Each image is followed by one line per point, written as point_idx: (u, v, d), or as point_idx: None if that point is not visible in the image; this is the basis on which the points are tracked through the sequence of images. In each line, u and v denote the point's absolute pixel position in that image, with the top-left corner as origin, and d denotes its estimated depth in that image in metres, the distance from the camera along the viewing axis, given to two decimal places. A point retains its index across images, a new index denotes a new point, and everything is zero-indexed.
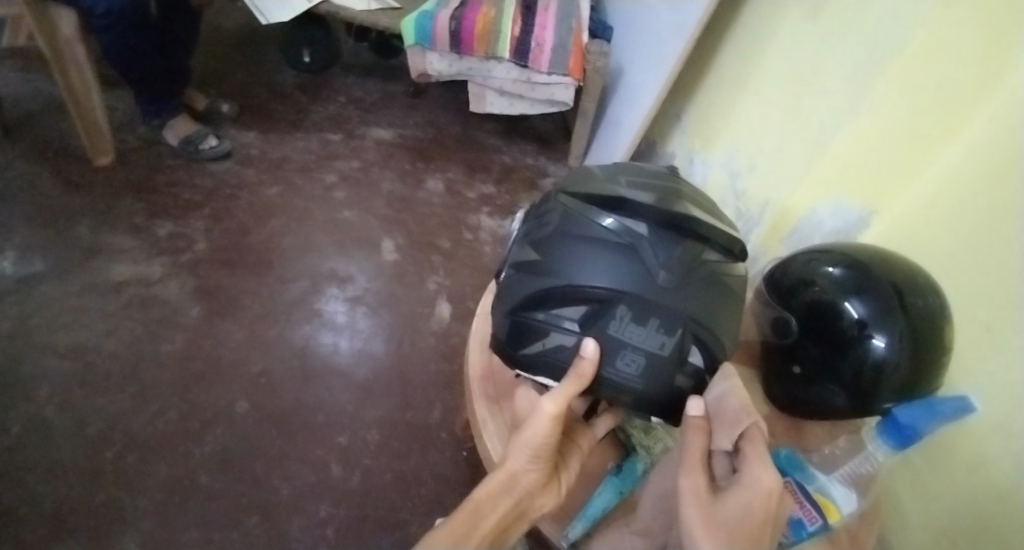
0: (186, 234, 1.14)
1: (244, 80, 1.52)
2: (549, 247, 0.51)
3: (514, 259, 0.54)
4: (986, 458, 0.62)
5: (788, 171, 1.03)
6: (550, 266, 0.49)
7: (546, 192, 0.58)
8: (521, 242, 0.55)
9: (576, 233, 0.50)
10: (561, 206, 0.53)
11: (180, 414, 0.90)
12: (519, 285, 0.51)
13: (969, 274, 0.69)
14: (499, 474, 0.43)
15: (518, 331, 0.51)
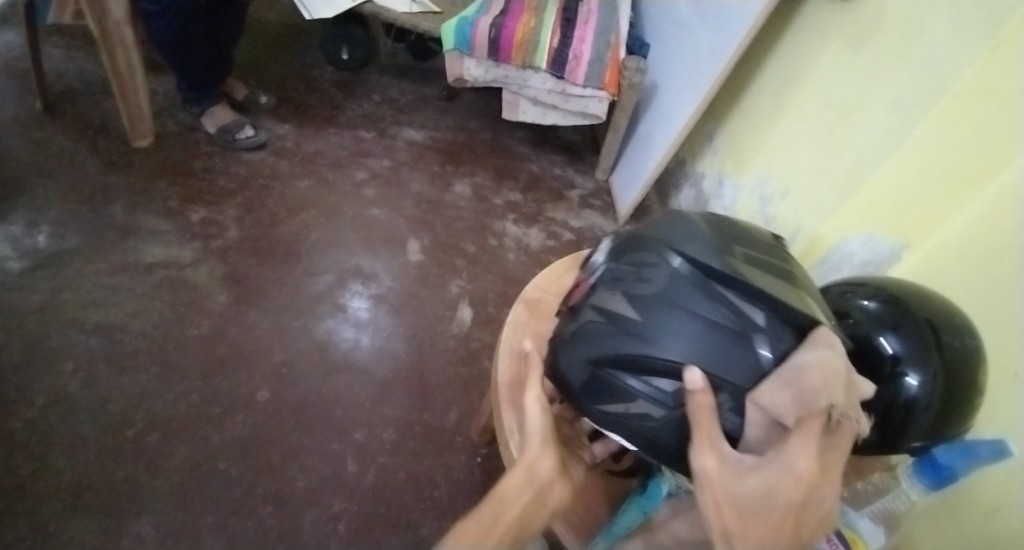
0: (218, 221, 1.16)
1: (283, 73, 1.54)
2: (653, 310, 0.48)
3: (598, 305, 0.52)
4: (1000, 502, 0.60)
5: (822, 200, 1.03)
6: (652, 332, 0.47)
7: (638, 233, 0.54)
8: (610, 286, 0.52)
9: (683, 304, 0.47)
10: (666, 264, 0.50)
11: (201, 398, 0.91)
12: (611, 342, 0.49)
13: (1008, 320, 0.65)
14: (518, 467, 0.44)
15: (599, 386, 0.50)
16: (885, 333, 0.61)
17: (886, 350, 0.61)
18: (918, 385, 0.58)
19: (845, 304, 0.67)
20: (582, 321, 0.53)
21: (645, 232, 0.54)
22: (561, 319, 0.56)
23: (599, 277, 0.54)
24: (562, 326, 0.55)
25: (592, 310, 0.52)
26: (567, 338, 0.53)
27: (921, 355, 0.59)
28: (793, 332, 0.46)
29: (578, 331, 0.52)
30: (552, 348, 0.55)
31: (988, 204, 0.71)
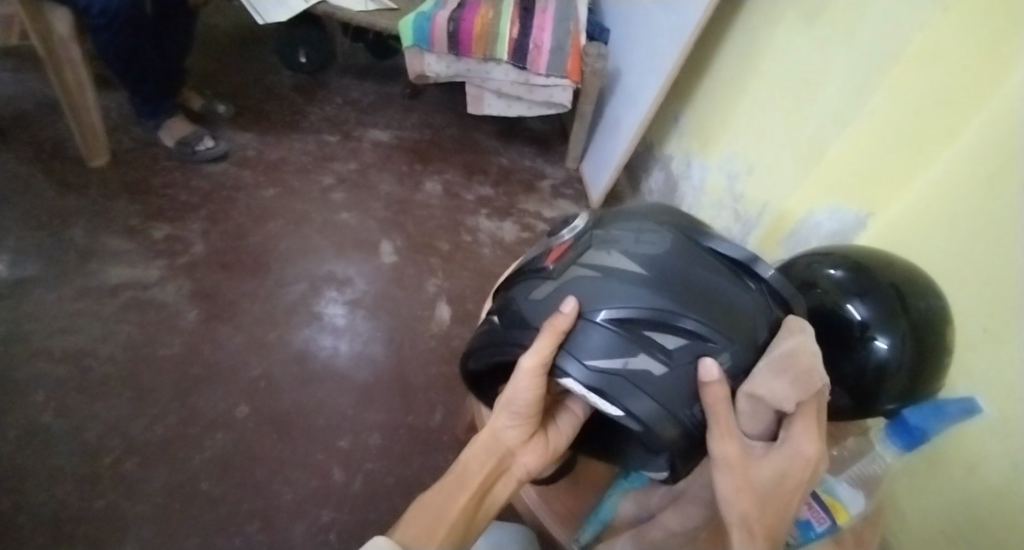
0: (183, 237, 1.13)
1: (240, 81, 1.51)
2: (658, 265, 0.48)
3: (592, 261, 0.50)
4: (982, 460, 0.65)
5: (786, 175, 1.04)
6: (659, 284, 0.46)
7: (621, 214, 0.56)
8: (604, 246, 0.51)
9: (682, 262, 0.48)
10: (662, 232, 0.51)
11: (178, 419, 0.89)
12: (612, 291, 0.47)
13: (973, 278, 0.69)
14: (484, 433, 0.49)
15: (595, 338, 0.45)
16: (852, 300, 0.63)
17: (855, 317, 0.62)
18: (887, 348, 0.59)
19: (812, 275, 0.68)
20: (575, 277, 0.49)
21: (626, 213, 0.56)
22: (532, 283, 0.52)
23: (587, 241, 0.52)
24: (538, 287, 0.51)
25: (588, 267, 0.49)
26: (555, 294, 0.49)
27: (888, 319, 0.60)
28: (781, 311, 0.49)
29: (569, 287, 0.49)
30: (522, 312, 0.50)
31: (949, 167, 0.75)
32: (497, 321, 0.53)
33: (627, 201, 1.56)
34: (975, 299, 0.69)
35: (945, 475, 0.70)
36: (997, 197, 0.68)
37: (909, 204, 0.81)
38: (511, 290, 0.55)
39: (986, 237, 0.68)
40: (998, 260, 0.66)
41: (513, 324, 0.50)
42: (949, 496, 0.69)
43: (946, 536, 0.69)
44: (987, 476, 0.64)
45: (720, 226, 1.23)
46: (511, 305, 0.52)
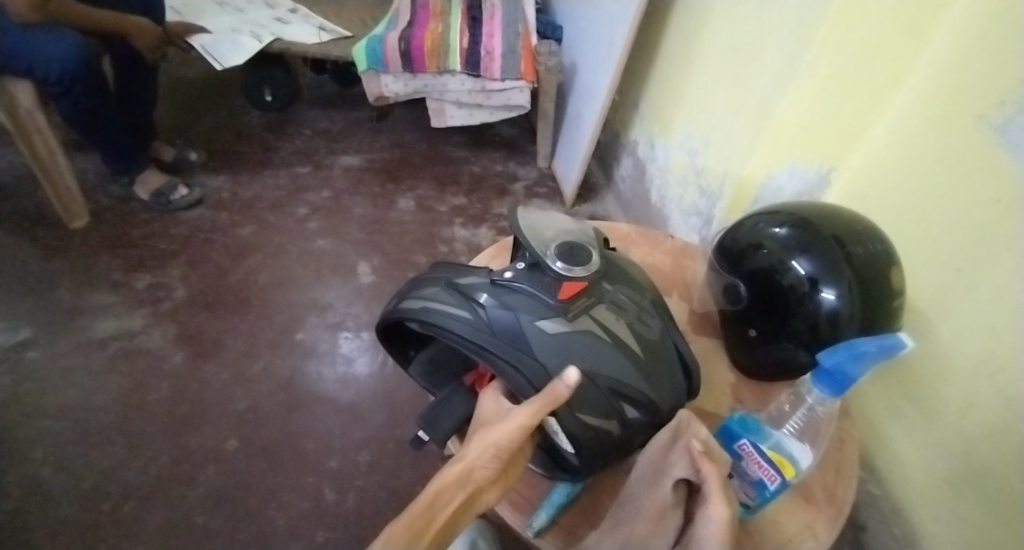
0: (165, 283, 1.17)
1: (210, 127, 1.55)
2: (653, 353, 0.45)
3: (602, 320, 0.45)
4: (974, 402, 0.75)
5: (739, 144, 1.05)
6: (649, 371, 0.44)
7: (620, 265, 0.51)
8: (616, 308, 0.46)
9: (673, 357, 0.47)
10: (656, 318, 0.48)
11: (171, 459, 0.91)
12: (616, 364, 0.43)
13: (938, 212, 0.78)
14: (456, 464, 0.38)
15: (590, 399, 0.42)
16: (796, 256, 0.62)
17: (801, 273, 0.61)
18: (835, 299, 0.59)
19: (757, 235, 0.66)
20: (587, 331, 0.44)
21: (623, 266, 0.51)
22: (540, 309, 0.44)
23: (602, 293, 0.46)
24: (549, 321, 0.43)
25: (602, 326, 0.44)
26: (567, 340, 0.43)
27: (833, 270, 0.60)
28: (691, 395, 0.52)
29: (579, 341, 0.43)
30: (530, 344, 0.42)
31: (903, 112, 0.83)
32: (494, 325, 0.43)
33: (602, 192, 1.56)
34: (953, 232, 0.76)
35: (947, 424, 0.80)
36: (954, 131, 0.75)
37: (875, 146, 0.88)
38: (507, 295, 0.45)
39: (945, 170, 0.77)
40: (963, 190, 0.74)
41: (514, 351, 0.42)
42: (953, 446, 0.79)
43: (951, 481, 0.80)
44: (979, 415, 0.75)
45: (688, 204, 1.22)
46: (514, 324, 0.43)
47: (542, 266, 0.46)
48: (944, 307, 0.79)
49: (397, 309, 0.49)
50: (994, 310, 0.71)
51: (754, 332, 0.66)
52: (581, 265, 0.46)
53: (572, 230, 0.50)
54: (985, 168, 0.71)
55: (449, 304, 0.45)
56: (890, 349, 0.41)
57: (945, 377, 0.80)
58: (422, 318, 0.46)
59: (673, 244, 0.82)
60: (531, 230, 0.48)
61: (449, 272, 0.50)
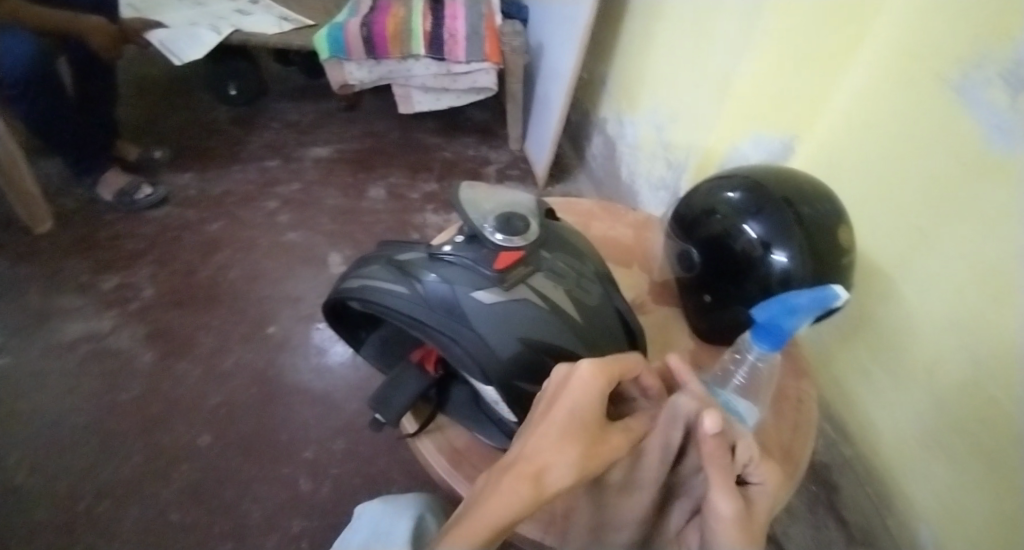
0: (134, 283, 1.16)
1: (175, 125, 1.53)
2: (592, 318, 0.46)
3: (542, 288, 0.44)
4: (942, 358, 0.76)
5: (701, 115, 1.04)
6: (587, 335, 0.45)
7: (560, 232, 0.50)
8: (554, 276, 0.45)
9: (612, 323, 0.47)
10: (596, 284, 0.48)
11: (146, 457, 0.91)
12: (551, 330, 0.43)
13: (900, 173, 0.78)
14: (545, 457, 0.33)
15: (525, 365, 0.43)
16: (747, 220, 0.62)
17: (752, 236, 0.62)
18: (785, 260, 0.59)
19: (711, 201, 0.66)
20: (524, 300, 0.43)
21: (565, 233, 0.50)
22: (475, 280, 0.43)
23: (539, 261, 0.46)
24: (484, 291, 0.43)
25: (539, 296, 0.44)
26: (504, 310, 0.43)
27: (782, 232, 0.60)
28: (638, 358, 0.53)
29: (516, 311, 0.43)
30: (465, 314, 0.42)
31: (862, 75, 0.83)
32: (430, 298, 0.43)
33: (576, 171, 1.55)
34: (915, 193, 0.76)
35: (914, 382, 0.81)
36: (911, 92, 0.75)
37: (837, 110, 0.87)
38: (444, 267, 0.44)
39: (904, 131, 0.77)
40: (922, 149, 0.74)
41: (450, 323, 0.42)
42: (921, 405, 0.81)
43: (920, 440, 0.81)
44: (947, 372, 0.76)
45: (656, 178, 1.22)
46: (449, 295, 0.42)
47: (480, 237, 0.46)
48: (907, 268, 0.79)
49: (338, 288, 0.49)
50: (958, 269, 0.72)
51: (708, 297, 0.66)
52: (518, 235, 0.46)
53: (513, 201, 0.49)
54: (942, 127, 0.71)
55: (388, 280, 0.45)
56: (822, 300, 0.42)
57: (911, 338, 0.81)
58: (362, 296, 0.46)
59: (635, 217, 0.82)
60: (472, 203, 0.48)
61: (391, 249, 0.49)
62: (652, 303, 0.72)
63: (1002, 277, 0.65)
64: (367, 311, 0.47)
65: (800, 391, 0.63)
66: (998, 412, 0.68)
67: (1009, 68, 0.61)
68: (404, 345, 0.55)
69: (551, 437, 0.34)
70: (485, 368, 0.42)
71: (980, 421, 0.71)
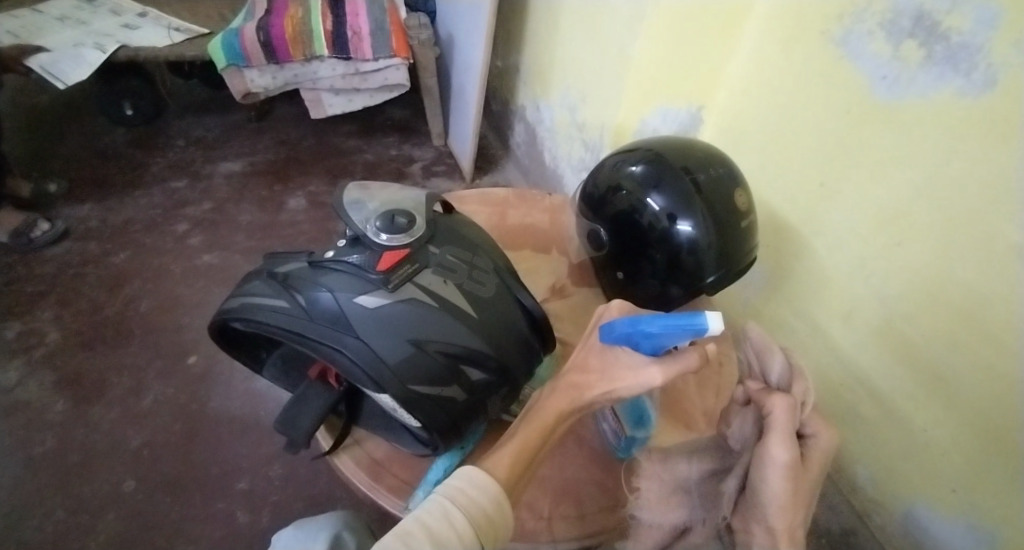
0: (36, 328, 1.06)
1: (69, 153, 1.41)
2: (485, 309, 0.46)
3: (427, 286, 0.45)
4: (855, 305, 0.80)
5: (609, 94, 1.04)
6: (480, 328, 0.46)
7: (450, 228, 0.51)
8: (442, 272, 0.46)
9: (508, 312, 0.48)
10: (490, 275, 0.48)
11: (65, 513, 0.84)
12: (441, 327, 0.44)
13: (798, 132, 0.81)
14: (574, 383, 0.45)
15: (417, 366, 0.43)
16: (650, 193, 0.62)
17: (656, 209, 0.62)
18: (690, 229, 0.60)
19: (616, 177, 0.66)
20: (412, 299, 0.44)
21: (457, 228, 0.51)
22: (359, 285, 0.44)
23: (425, 258, 0.47)
24: (368, 295, 0.44)
25: (426, 293, 0.45)
26: (390, 312, 0.43)
27: (684, 201, 0.61)
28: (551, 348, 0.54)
29: (403, 312, 0.44)
30: (350, 321, 0.43)
31: (754, 40, 0.85)
32: (313, 309, 0.44)
33: (502, 161, 1.54)
34: (812, 150, 0.79)
35: (831, 331, 0.85)
36: (800, 53, 0.77)
37: (736, 77, 0.89)
38: (327, 276, 0.45)
39: (798, 90, 0.79)
40: (815, 107, 0.76)
41: (335, 331, 0.43)
42: (840, 353, 0.84)
43: (842, 385, 0.85)
44: (861, 317, 0.79)
45: (576, 160, 1.22)
46: (332, 304, 0.43)
47: (364, 240, 0.46)
48: (814, 224, 0.83)
49: (223, 311, 0.48)
50: (861, 218, 0.75)
51: (621, 273, 0.67)
52: (402, 233, 0.46)
53: (400, 197, 0.50)
54: (832, 83, 0.73)
55: (270, 296, 0.45)
56: (662, 331, 0.39)
57: (827, 289, 0.84)
58: (243, 315, 0.46)
59: (550, 201, 0.81)
60: (355, 204, 0.49)
61: (273, 261, 0.49)
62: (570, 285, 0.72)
63: (904, 219, 0.69)
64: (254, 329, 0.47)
65: (720, 354, 0.65)
66: (916, 348, 0.72)
67: (889, 19, 0.64)
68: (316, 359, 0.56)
69: (584, 367, 0.46)
70: (375, 373, 0.42)
71: (898, 358, 0.75)
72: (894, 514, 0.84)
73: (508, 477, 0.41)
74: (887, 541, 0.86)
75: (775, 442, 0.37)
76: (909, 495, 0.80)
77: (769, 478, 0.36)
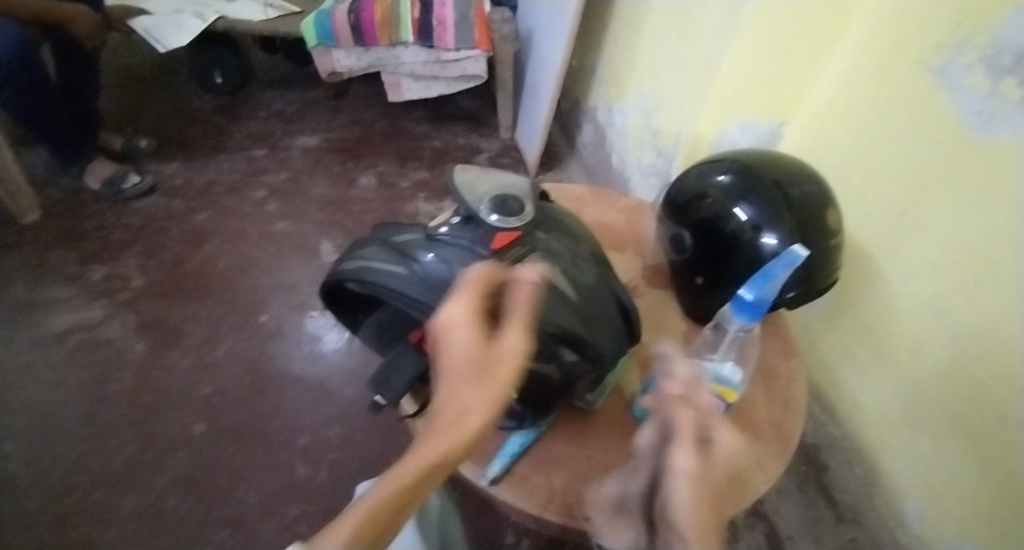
0: (122, 273, 1.14)
1: (161, 113, 1.50)
2: (587, 296, 0.49)
3: (536, 266, 0.47)
4: (924, 340, 0.78)
5: (688, 102, 1.04)
6: (584, 313, 0.48)
7: (552, 216, 0.54)
8: (550, 256, 0.49)
9: (605, 301, 0.51)
10: (591, 265, 0.52)
11: (138, 447, 0.90)
12: (547, 306, 0.46)
13: (881, 159, 0.80)
14: (453, 408, 0.35)
15: None
16: (738, 203, 0.63)
17: (743, 219, 0.63)
18: (775, 243, 0.60)
19: (702, 185, 0.67)
20: None
21: (558, 218, 0.55)
22: (472, 258, 0.46)
23: (534, 242, 0.49)
24: None
25: (535, 274, 0.47)
26: None
27: (772, 214, 0.61)
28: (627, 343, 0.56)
29: None
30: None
31: (845, 63, 0.85)
32: (427, 276, 0.46)
33: (565, 159, 1.56)
34: (895, 178, 0.78)
35: (896, 363, 0.84)
36: (894, 80, 0.76)
37: (822, 97, 0.89)
38: (441, 248, 0.48)
39: (888, 115, 0.78)
40: (903, 134, 0.76)
41: (446, 298, 0.45)
42: (902, 385, 0.84)
43: (902, 418, 0.85)
44: (929, 353, 0.78)
45: (646, 165, 1.23)
46: (447, 274, 0.45)
47: (476, 219, 0.50)
48: (889, 251, 0.82)
49: (336, 271, 0.52)
50: (939, 251, 0.74)
51: (700, 280, 0.67)
52: (513, 217, 0.50)
53: (507, 183, 0.53)
54: (924, 114, 0.72)
55: (386, 261, 0.48)
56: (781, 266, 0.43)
57: (896, 320, 0.83)
58: (359, 277, 0.49)
59: (627, 202, 0.83)
60: (467, 185, 0.52)
61: (386, 231, 0.53)
62: (642, 286, 0.73)
63: (985, 258, 0.67)
64: (364, 291, 0.50)
65: (789, 371, 0.65)
66: (981, 389, 0.70)
67: (989, 54, 0.62)
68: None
69: (464, 361, 0.37)
70: None
71: (962, 401, 0.73)
72: None
73: (391, 503, 0.33)
74: None
75: (680, 452, 0.39)
76: (958, 537, 0.79)
77: (676, 486, 0.39)
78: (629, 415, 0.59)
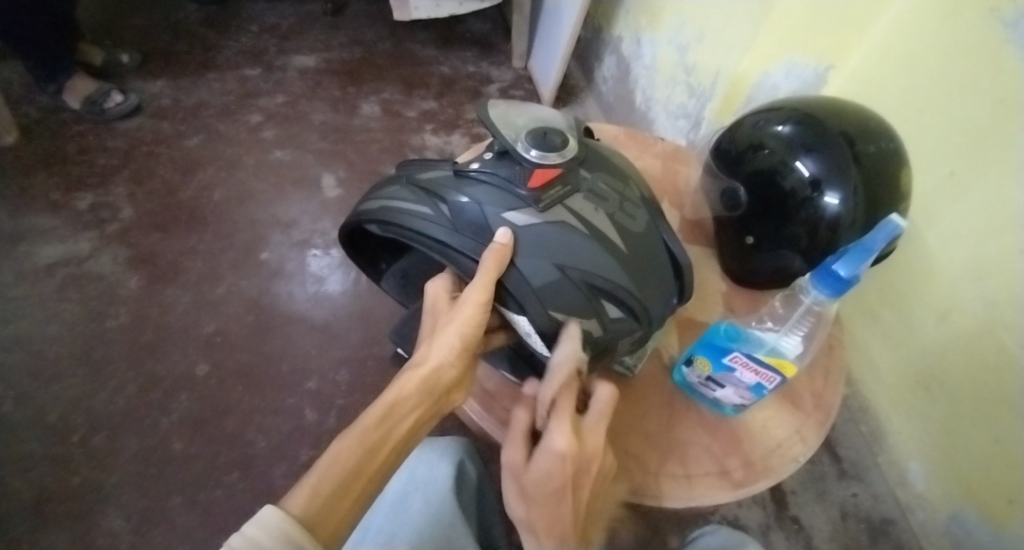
0: (110, 202, 1.06)
1: (143, 23, 1.36)
2: (635, 245, 0.45)
3: (576, 210, 0.44)
4: (957, 306, 0.74)
5: (735, 35, 0.93)
6: (630, 264, 0.44)
7: (598, 155, 0.49)
8: (593, 199, 0.45)
9: (653, 250, 0.46)
10: (640, 209, 0.47)
11: (139, 387, 0.87)
12: (588, 254, 0.43)
13: (939, 118, 0.70)
14: (420, 366, 0.39)
15: (559, 289, 0.42)
16: (800, 156, 0.58)
17: (804, 175, 0.57)
18: (838, 203, 0.56)
19: (759, 135, 0.61)
20: (563, 223, 0.43)
21: (606, 158, 0.50)
22: (508, 200, 0.43)
23: (577, 182, 0.45)
24: (518, 212, 0.43)
25: (576, 218, 0.44)
26: (538, 231, 0.42)
27: (838, 171, 0.56)
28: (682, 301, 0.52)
29: (553, 234, 0.43)
30: (491, 234, 0.42)
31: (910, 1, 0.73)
32: (457, 220, 0.43)
33: (582, 94, 1.46)
34: (951, 139, 0.69)
35: (922, 327, 0.80)
36: (962, 21, 0.65)
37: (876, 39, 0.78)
38: (473, 186, 0.44)
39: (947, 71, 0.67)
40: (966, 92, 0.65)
41: (477, 243, 0.43)
42: (923, 348, 0.81)
43: (920, 381, 0.83)
44: (959, 319, 0.74)
45: (675, 105, 1.15)
46: (478, 215, 0.43)
47: (512, 154, 0.45)
48: (929, 210, 0.74)
49: (357, 212, 0.49)
50: (988, 216, 0.67)
51: (751, 239, 0.62)
52: (554, 152, 0.45)
53: (546, 117, 0.48)
54: (987, 68, 0.63)
55: (411, 201, 0.45)
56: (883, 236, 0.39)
57: (928, 284, 0.77)
58: (383, 218, 0.46)
59: (663, 147, 0.74)
60: (503, 119, 0.47)
61: (412, 169, 0.49)
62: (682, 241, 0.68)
63: None
64: (388, 233, 0.47)
65: (832, 337, 0.61)
66: (1014, 358, 0.67)
67: None
68: (421, 283, 0.56)
69: (446, 322, 0.42)
70: (520, 294, 0.42)
71: (993, 368, 0.70)
72: (940, 514, 0.83)
73: (363, 440, 0.33)
74: (924, 537, 0.87)
75: (508, 448, 0.42)
76: (962, 500, 0.79)
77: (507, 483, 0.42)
78: (667, 380, 0.56)
